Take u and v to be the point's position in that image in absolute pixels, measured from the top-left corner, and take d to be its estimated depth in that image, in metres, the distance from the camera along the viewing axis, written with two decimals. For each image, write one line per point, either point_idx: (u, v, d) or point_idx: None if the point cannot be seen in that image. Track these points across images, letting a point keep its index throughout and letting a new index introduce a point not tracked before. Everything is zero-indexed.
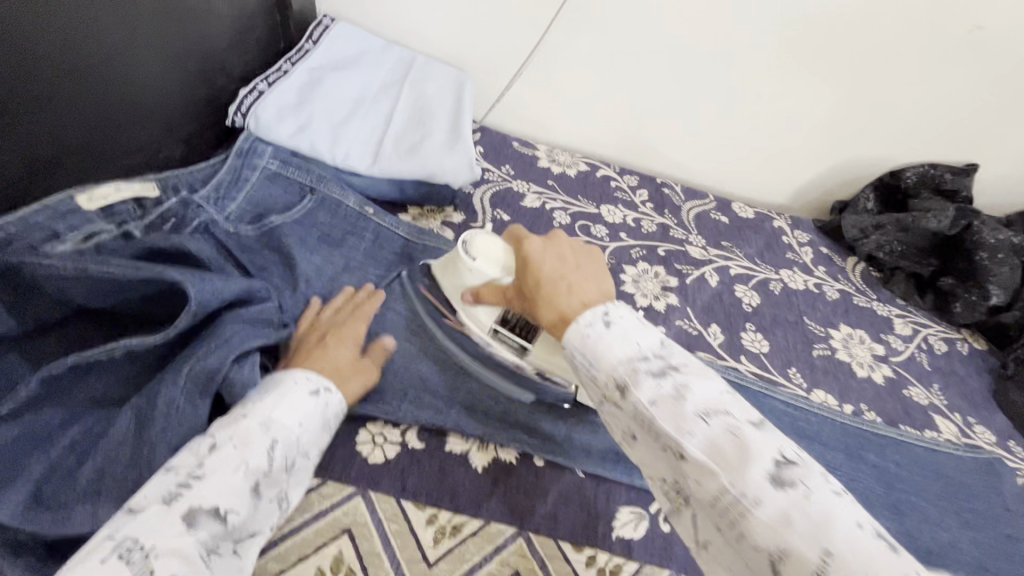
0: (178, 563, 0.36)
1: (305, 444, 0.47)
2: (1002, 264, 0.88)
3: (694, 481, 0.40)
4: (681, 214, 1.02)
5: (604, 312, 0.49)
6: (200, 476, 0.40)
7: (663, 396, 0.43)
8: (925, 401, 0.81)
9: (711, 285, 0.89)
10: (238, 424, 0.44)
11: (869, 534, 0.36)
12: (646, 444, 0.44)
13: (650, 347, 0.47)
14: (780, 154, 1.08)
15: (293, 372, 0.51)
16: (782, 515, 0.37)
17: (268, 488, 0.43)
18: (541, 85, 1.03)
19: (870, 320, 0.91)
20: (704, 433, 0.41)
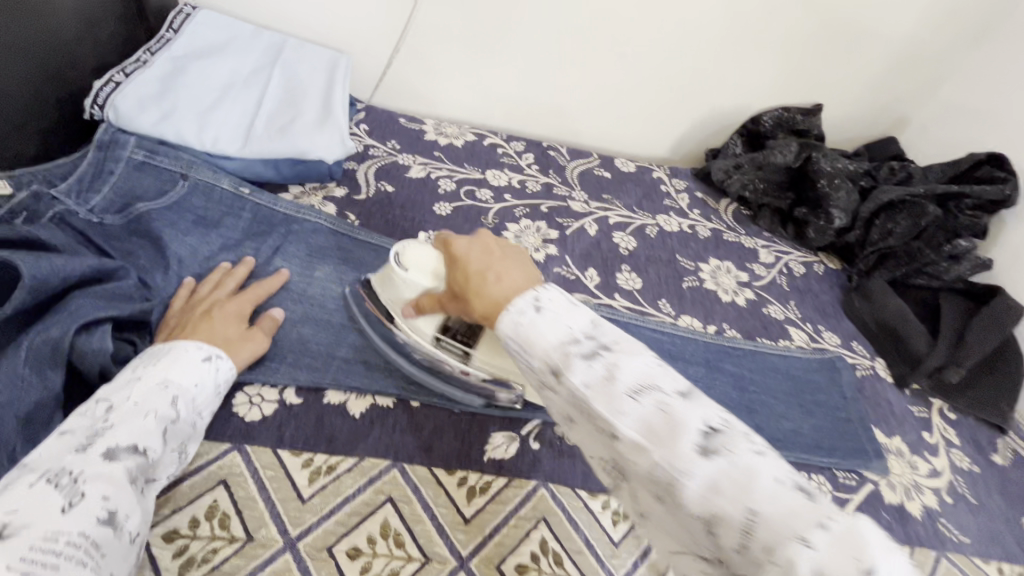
0: (103, 483, 0.42)
1: (199, 404, 0.53)
2: (840, 189, 0.98)
3: (550, 372, 0.41)
4: (565, 172, 1.09)
5: (532, 296, 0.43)
6: (110, 424, 0.46)
7: (580, 368, 0.39)
8: (781, 316, 0.91)
9: (590, 234, 0.95)
10: (136, 387, 0.50)
11: (659, 393, 0.38)
12: (519, 357, 0.44)
13: (582, 328, 0.42)
14: (652, 110, 1.15)
15: (185, 341, 0.56)
16: (661, 436, 0.36)
17: (174, 436, 0.49)
18: (420, 62, 1.06)
19: (737, 252, 1.01)
20: (563, 336, 0.41)
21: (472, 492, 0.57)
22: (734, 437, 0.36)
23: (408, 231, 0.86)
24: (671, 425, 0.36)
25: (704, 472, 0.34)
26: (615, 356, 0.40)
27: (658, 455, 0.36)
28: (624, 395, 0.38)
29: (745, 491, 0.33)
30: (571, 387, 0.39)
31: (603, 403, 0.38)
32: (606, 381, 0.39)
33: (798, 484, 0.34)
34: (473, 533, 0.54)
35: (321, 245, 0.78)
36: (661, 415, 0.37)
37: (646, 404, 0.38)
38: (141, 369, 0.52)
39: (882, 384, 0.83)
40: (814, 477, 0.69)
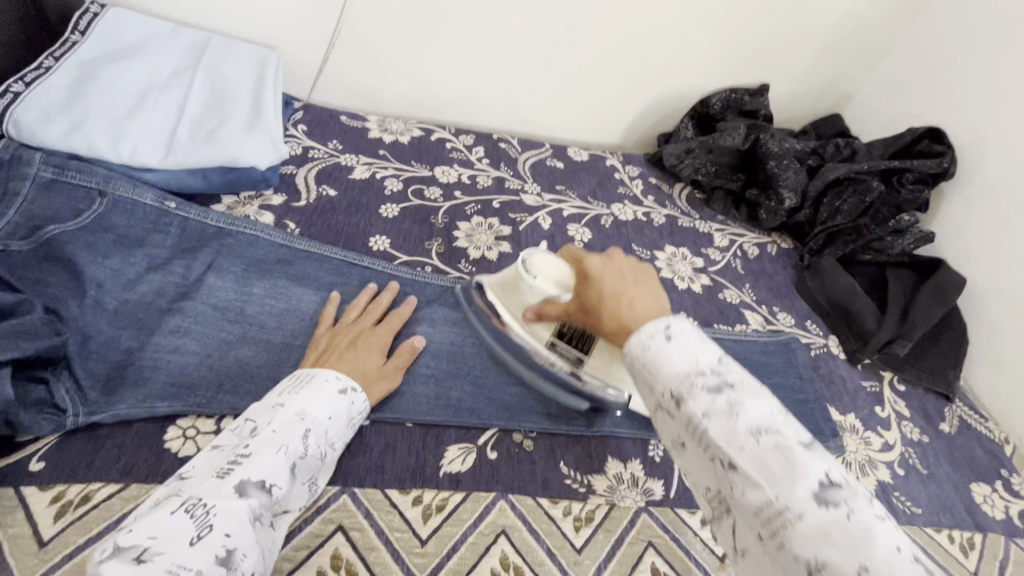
0: (229, 517, 0.42)
1: (331, 437, 0.54)
2: (788, 169, 0.99)
3: (674, 401, 0.42)
4: (517, 164, 1.07)
5: (664, 323, 0.45)
6: (246, 456, 0.47)
7: (703, 400, 0.41)
8: (737, 300, 0.91)
9: (544, 228, 0.93)
10: (278, 415, 0.51)
11: (780, 438, 0.38)
12: (640, 377, 0.46)
13: (707, 361, 0.43)
14: (602, 96, 1.14)
15: (324, 370, 0.57)
16: (725, 421, 0.40)
17: (301, 472, 0.50)
18: (359, 56, 1.01)
19: (692, 238, 1.01)
20: (689, 365, 0.43)
21: (427, 511, 0.55)
22: (845, 506, 0.36)
23: (353, 237, 0.83)
24: (786, 465, 0.37)
25: (752, 450, 0.38)
26: (740, 394, 0.41)
27: (767, 489, 0.37)
28: (705, 393, 0.41)
29: (788, 478, 0.36)
30: (691, 414, 0.41)
31: (721, 437, 0.39)
32: (728, 416, 0.40)
33: (830, 482, 0.36)
34: (430, 556, 0.52)
35: (258, 258, 0.74)
36: (778, 456, 0.37)
37: (716, 408, 0.40)
38: (290, 399, 0.53)
39: (835, 361, 0.85)
40: None
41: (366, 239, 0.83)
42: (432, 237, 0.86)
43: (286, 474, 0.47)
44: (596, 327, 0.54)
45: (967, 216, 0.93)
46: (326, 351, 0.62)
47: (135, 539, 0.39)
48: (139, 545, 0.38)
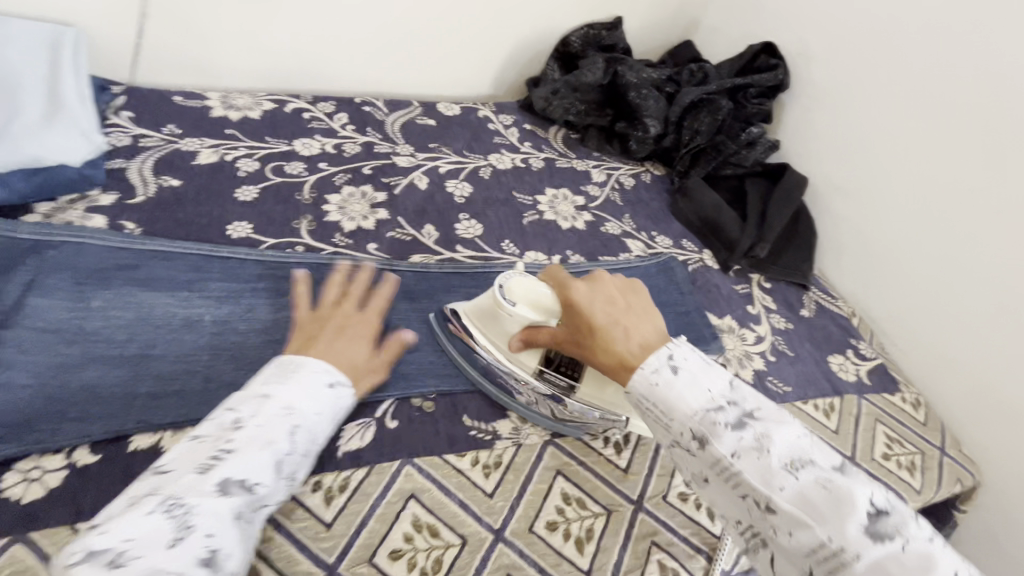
0: (211, 519, 0.39)
1: (317, 433, 0.50)
2: (648, 98, 1.03)
3: (696, 442, 0.46)
4: (385, 127, 1.02)
5: (666, 355, 0.50)
6: (233, 450, 0.43)
7: (730, 439, 0.45)
8: (619, 231, 0.95)
9: (421, 189, 0.90)
10: (263, 408, 0.47)
11: (815, 468, 0.43)
12: (650, 417, 0.49)
13: (722, 392, 0.48)
14: (462, 43, 1.10)
15: (311, 361, 0.52)
16: (755, 458, 0.44)
17: (287, 470, 0.46)
18: (179, 25, 0.89)
19: (571, 178, 1.03)
20: (705, 401, 0.46)
21: (329, 494, 0.53)
22: (812, 468, 0.43)
23: (207, 227, 0.75)
24: (833, 499, 0.40)
25: (793, 486, 0.42)
26: (764, 425, 0.45)
27: (819, 529, 0.40)
28: (729, 431, 0.45)
29: (838, 512, 0.40)
30: (721, 456, 0.44)
31: (756, 478, 0.43)
32: (758, 449, 0.44)
33: (876, 511, 0.40)
34: (338, 537, 0.51)
35: (91, 268, 0.65)
36: (822, 490, 0.41)
37: (744, 446, 0.44)
38: (291, 386, 0.49)
39: (711, 272, 0.91)
40: None
41: (223, 228, 0.75)
42: (300, 215, 0.80)
43: (269, 471, 0.44)
44: (585, 356, 0.56)
45: (804, 122, 1.02)
46: (310, 338, 0.56)
47: (109, 541, 0.36)
48: (113, 548, 0.36)
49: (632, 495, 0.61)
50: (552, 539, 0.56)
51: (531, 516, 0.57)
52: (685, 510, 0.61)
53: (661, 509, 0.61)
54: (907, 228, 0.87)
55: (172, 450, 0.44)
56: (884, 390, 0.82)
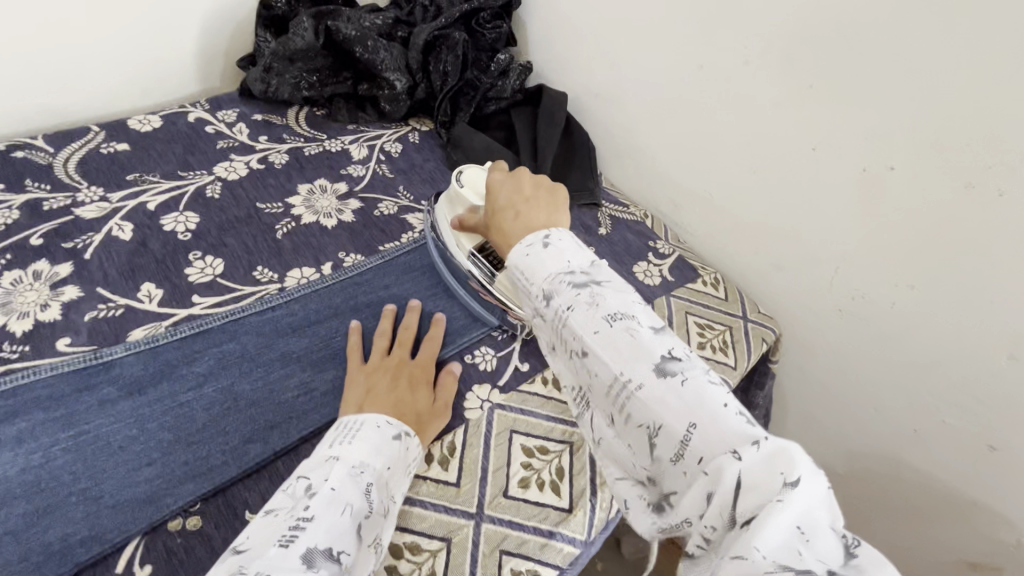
0: None
1: (388, 489, 0.49)
2: (378, 50, 0.90)
3: (542, 298, 0.45)
4: (54, 172, 0.77)
5: (544, 235, 0.48)
6: (310, 518, 0.40)
7: (567, 294, 0.44)
8: (396, 209, 0.83)
9: (125, 240, 0.70)
10: (334, 470, 0.45)
11: (636, 321, 0.42)
12: (522, 291, 0.48)
13: (581, 264, 0.46)
14: (127, 33, 0.86)
15: (376, 416, 0.53)
16: (587, 310, 0.42)
17: (367, 535, 0.43)
18: None
19: (327, 164, 0.88)
20: (559, 266, 0.45)
21: None
22: (629, 318, 0.42)
23: None
24: (635, 346, 0.41)
25: (607, 334, 0.41)
26: (607, 287, 0.44)
27: (616, 368, 0.41)
28: (571, 288, 0.44)
29: (636, 356, 0.40)
30: (560, 311, 0.43)
31: (608, 351, 0.41)
32: (592, 306, 0.43)
33: (673, 357, 0.40)
34: None
35: None
36: (632, 338, 0.41)
37: (580, 301, 0.43)
38: (347, 450, 0.48)
39: None
40: (478, 352, 0.68)
41: None
42: None
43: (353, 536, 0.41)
44: (490, 236, 0.57)
45: (545, 36, 0.97)
46: (370, 390, 0.58)
47: None
48: None
49: (470, 509, 0.54)
50: None
51: None
52: (528, 499, 0.56)
53: (505, 510, 0.55)
54: (665, 119, 0.87)
55: (246, 531, 0.41)
56: (688, 281, 0.84)
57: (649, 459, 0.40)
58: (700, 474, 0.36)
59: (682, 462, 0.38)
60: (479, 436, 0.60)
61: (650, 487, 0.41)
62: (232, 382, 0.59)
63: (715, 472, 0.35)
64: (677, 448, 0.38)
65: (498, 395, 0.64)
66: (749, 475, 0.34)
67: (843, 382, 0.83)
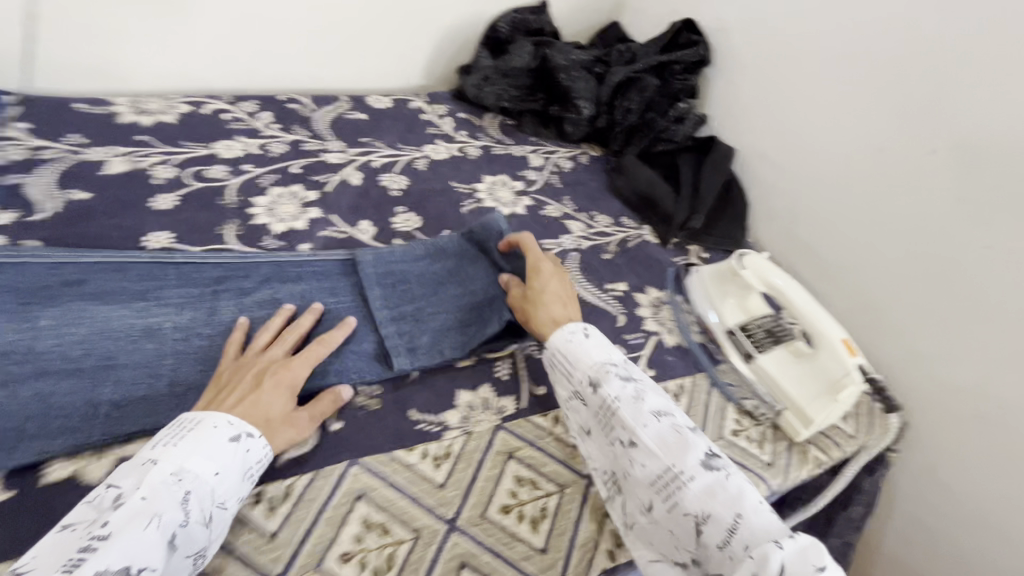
0: None
1: (219, 494, 0.47)
2: (578, 80, 1.04)
3: (590, 386, 0.58)
4: (313, 124, 0.98)
5: (584, 329, 0.63)
6: (107, 534, 0.40)
7: (616, 385, 0.57)
8: (559, 214, 0.95)
9: (354, 185, 0.88)
10: (147, 479, 0.44)
11: (673, 418, 0.55)
12: (561, 373, 0.61)
13: (617, 358, 0.60)
14: (387, 33, 1.08)
15: (214, 416, 0.50)
16: (633, 403, 0.55)
17: (181, 543, 0.43)
18: (80, 33, 0.85)
19: (510, 164, 1.02)
20: (601, 358, 0.60)
21: (272, 504, 0.52)
22: (670, 417, 0.55)
23: (122, 240, 0.71)
24: (681, 438, 0.53)
25: (654, 427, 0.54)
26: (642, 383, 0.58)
27: (666, 459, 0.52)
28: (617, 379, 0.57)
29: (682, 449, 0.52)
30: (607, 397, 0.56)
31: (642, 430, 0.54)
32: (634, 398, 0.56)
33: (711, 454, 0.53)
34: (284, 547, 0.50)
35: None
36: (677, 433, 0.53)
37: (625, 394, 0.56)
38: (154, 462, 0.45)
39: (651, 246, 0.93)
40: (611, 347, 0.75)
41: (140, 239, 0.71)
42: (224, 220, 0.77)
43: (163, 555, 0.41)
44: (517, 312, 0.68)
45: (725, 95, 1.07)
46: (224, 389, 0.55)
47: None
48: None
49: (584, 470, 0.61)
50: (505, 521, 0.56)
51: (483, 503, 0.56)
52: None
53: None
54: (826, 189, 0.91)
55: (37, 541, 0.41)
56: None
57: (695, 542, 0.49)
58: (745, 556, 0.45)
59: (727, 547, 0.47)
60: None
61: (690, 567, 0.50)
62: None
63: (761, 555, 0.44)
64: (724, 535, 0.47)
65: None
66: (790, 563, 0.43)
67: (962, 497, 0.79)
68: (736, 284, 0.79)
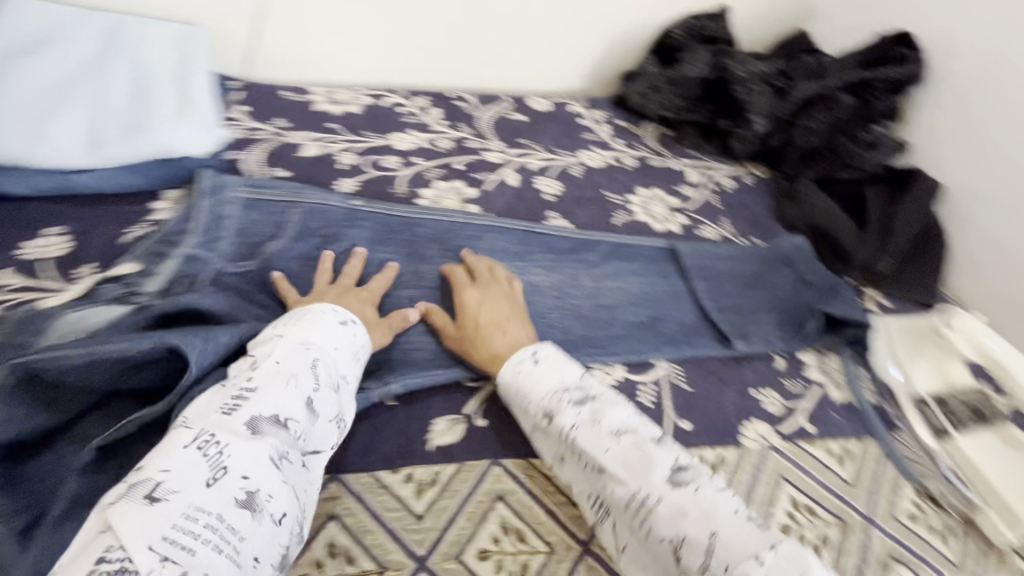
0: (251, 458, 0.43)
1: (341, 370, 0.54)
2: (755, 94, 0.97)
3: (546, 417, 0.56)
4: (476, 122, 1.02)
5: (532, 350, 0.61)
6: (254, 390, 0.47)
7: (570, 413, 0.55)
8: (716, 237, 0.89)
9: (511, 186, 0.90)
10: (279, 347, 0.52)
11: (637, 435, 0.54)
12: (517, 403, 0.59)
13: (573, 380, 0.58)
14: (557, 36, 1.09)
15: (319, 305, 0.58)
16: (590, 427, 0.54)
17: (320, 408, 0.50)
18: (295, 29, 0.95)
19: (667, 178, 0.98)
20: (555, 385, 0.58)
21: (421, 486, 0.54)
22: (633, 435, 0.54)
23: None
24: (642, 458, 0.52)
25: (614, 447, 0.53)
26: (600, 405, 0.56)
27: (632, 482, 0.51)
28: (573, 405, 0.56)
29: (646, 470, 0.51)
30: (564, 426, 0.55)
31: (590, 440, 0.54)
32: (591, 421, 0.55)
33: (678, 468, 0.52)
34: (430, 532, 0.51)
35: (213, 256, 0.68)
36: (637, 450, 0.53)
37: (582, 418, 0.55)
38: (289, 335, 0.54)
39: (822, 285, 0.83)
40: (765, 392, 0.69)
41: None
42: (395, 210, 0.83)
43: (308, 410, 0.48)
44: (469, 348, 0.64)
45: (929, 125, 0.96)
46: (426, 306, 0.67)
47: (149, 474, 0.40)
48: (150, 481, 0.40)
49: None
50: None
51: None
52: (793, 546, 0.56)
53: None
54: None
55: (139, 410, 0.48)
56: None
57: (674, 565, 0.48)
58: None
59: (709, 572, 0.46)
60: (751, 465, 0.62)
61: None
62: (563, 320, 0.73)
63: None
64: (700, 558, 0.46)
65: (777, 440, 0.65)
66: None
67: None
68: (930, 351, 0.76)
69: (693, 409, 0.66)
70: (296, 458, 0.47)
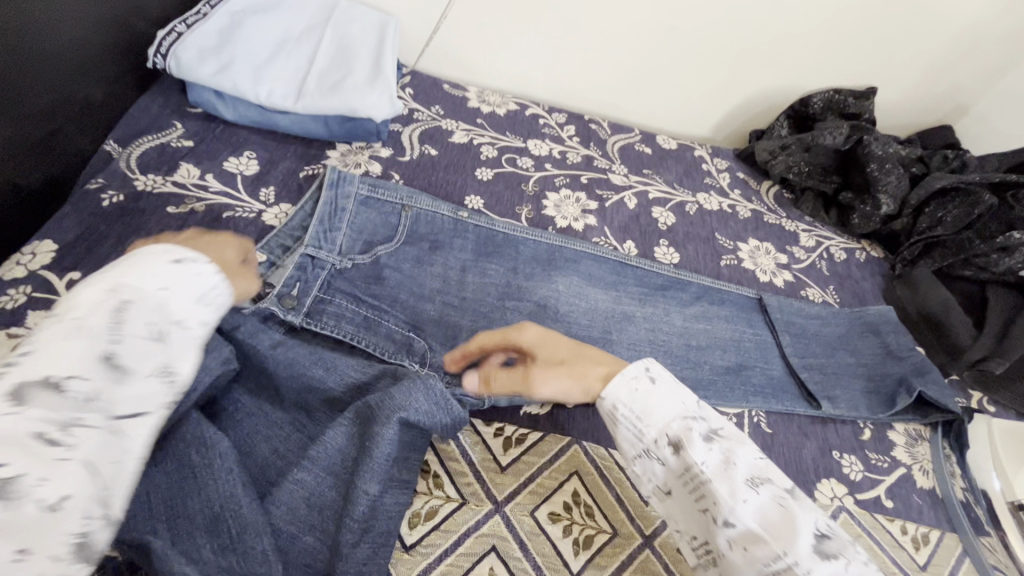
0: (12, 440, 0.34)
1: (173, 312, 0.45)
2: (890, 173, 0.96)
3: (668, 446, 0.47)
4: (606, 145, 1.09)
5: (643, 364, 0.51)
6: (30, 351, 0.38)
7: (699, 448, 0.45)
8: (819, 300, 0.90)
9: (628, 208, 0.95)
10: (74, 295, 0.42)
11: (775, 487, 0.43)
12: (624, 428, 0.49)
13: (691, 406, 0.48)
14: (699, 85, 1.14)
15: (148, 246, 0.48)
16: (723, 468, 0.44)
17: (129, 363, 0.41)
18: (470, 34, 1.08)
19: (778, 235, 0.99)
20: (677, 410, 0.47)
21: (508, 442, 0.59)
22: (770, 486, 0.43)
23: (450, 195, 0.88)
24: (788, 516, 0.41)
25: (755, 502, 0.42)
26: (729, 443, 0.45)
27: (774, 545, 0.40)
28: (700, 440, 0.45)
29: (791, 530, 0.40)
30: (691, 462, 0.44)
31: (720, 482, 0.43)
32: (724, 463, 0.44)
33: (821, 535, 0.40)
34: (508, 483, 0.56)
35: (333, 251, 0.69)
36: (779, 508, 0.41)
37: (710, 456, 0.44)
38: (106, 271, 0.44)
39: None
40: (846, 456, 0.69)
41: (462, 198, 0.88)
42: (522, 204, 0.90)
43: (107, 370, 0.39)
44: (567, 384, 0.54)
45: None
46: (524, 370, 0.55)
47: None
48: None
49: None
50: None
51: None
52: None
53: None
54: None
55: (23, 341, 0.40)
56: None
57: None
58: None
59: None
60: None
61: None
62: (656, 337, 0.76)
63: None
64: None
65: (851, 503, 0.64)
66: None
67: None
68: None
69: (769, 450, 0.67)
70: (98, 422, 0.38)
